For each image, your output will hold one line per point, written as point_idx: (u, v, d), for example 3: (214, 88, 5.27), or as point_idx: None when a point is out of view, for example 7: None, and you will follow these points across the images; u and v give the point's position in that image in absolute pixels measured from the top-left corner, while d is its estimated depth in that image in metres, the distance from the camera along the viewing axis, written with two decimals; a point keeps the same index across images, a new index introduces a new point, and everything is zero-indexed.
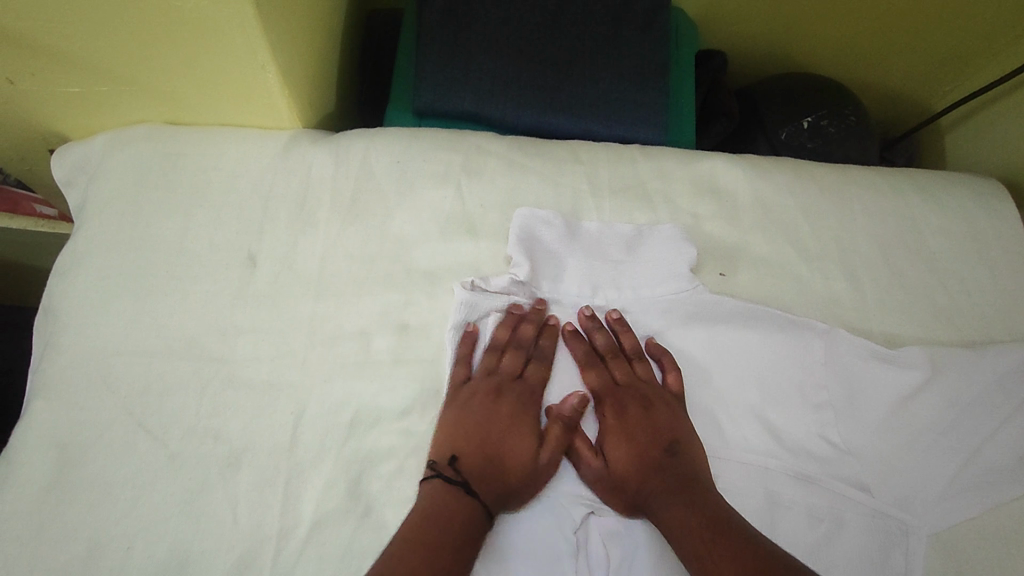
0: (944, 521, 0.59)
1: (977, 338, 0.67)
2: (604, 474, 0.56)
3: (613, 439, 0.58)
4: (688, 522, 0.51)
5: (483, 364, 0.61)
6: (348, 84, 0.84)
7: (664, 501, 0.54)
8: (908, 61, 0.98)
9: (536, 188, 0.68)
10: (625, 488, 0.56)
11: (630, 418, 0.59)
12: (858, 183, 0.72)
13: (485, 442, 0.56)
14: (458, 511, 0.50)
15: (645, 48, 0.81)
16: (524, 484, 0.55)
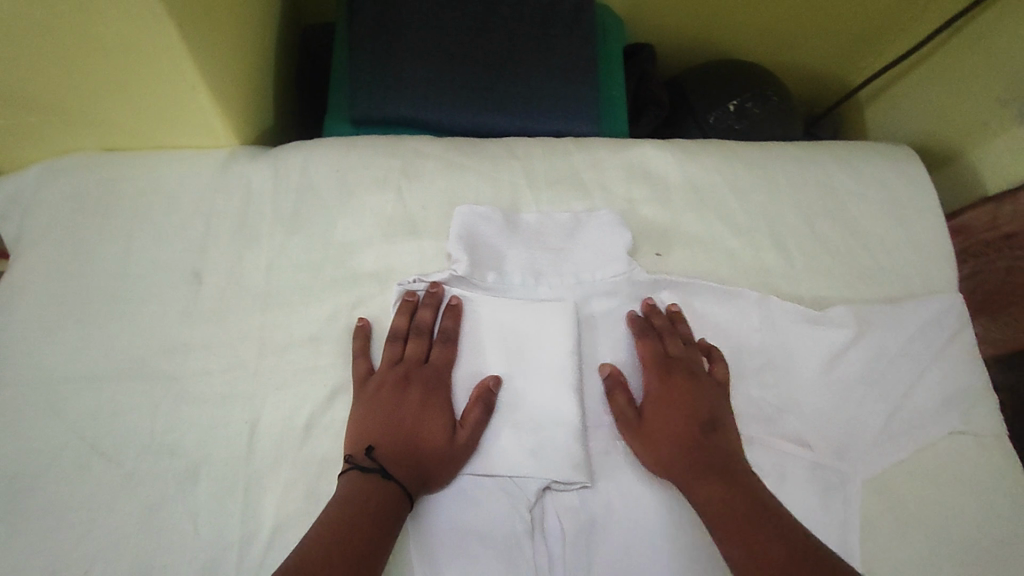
0: (877, 467, 0.63)
1: (900, 293, 0.72)
2: (644, 443, 0.58)
3: (663, 412, 0.59)
4: (727, 509, 0.53)
5: (388, 355, 0.60)
6: (284, 99, 0.84)
7: (704, 483, 0.55)
8: (825, 41, 1.04)
9: (474, 186, 0.70)
10: (663, 464, 0.57)
11: (681, 395, 0.60)
12: (781, 157, 0.76)
13: (398, 431, 0.56)
14: (376, 496, 0.52)
15: (573, 46, 0.84)
16: (442, 464, 0.56)
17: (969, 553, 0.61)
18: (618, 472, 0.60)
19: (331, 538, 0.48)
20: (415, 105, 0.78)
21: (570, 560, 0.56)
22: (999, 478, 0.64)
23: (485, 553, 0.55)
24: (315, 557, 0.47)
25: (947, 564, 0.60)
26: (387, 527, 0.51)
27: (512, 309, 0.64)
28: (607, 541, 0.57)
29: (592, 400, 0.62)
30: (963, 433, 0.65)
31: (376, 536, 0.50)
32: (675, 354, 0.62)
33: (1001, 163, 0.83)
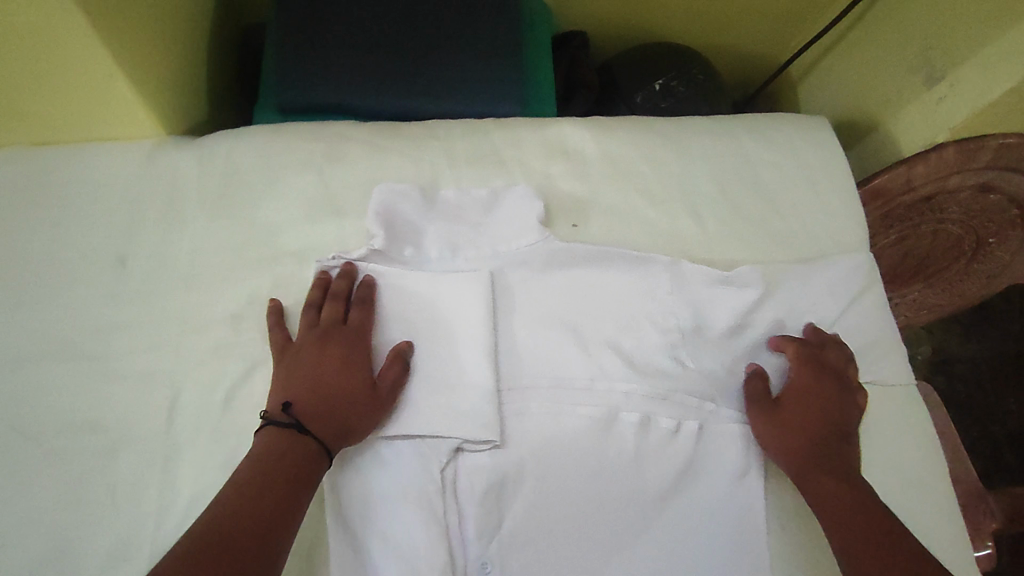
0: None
1: (812, 254, 0.74)
2: (771, 429, 0.62)
3: (800, 409, 0.64)
4: (843, 502, 0.57)
5: (307, 319, 0.62)
6: (216, 91, 0.86)
7: (827, 479, 0.59)
8: (753, 22, 1.07)
9: (394, 166, 0.71)
10: (786, 452, 0.61)
11: (822, 400, 0.64)
12: (697, 129, 0.78)
13: (315, 387, 0.58)
14: (291, 450, 0.54)
15: (497, 32, 0.87)
16: (360, 418, 0.58)
17: None
18: (529, 433, 0.62)
19: (242, 499, 0.50)
20: (340, 92, 0.79)
21: (481, 516, 0.59)
22: (902, 425, 0.68)
23: (397, 512, 0.57)
24: (223, 517, 0.49)
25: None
26: (300, 486, 0.53)
27: (427, 283, 0.66)
28: (518, 496, 0.60)
29: (506, 365, 0.65)
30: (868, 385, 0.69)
31: (289, 494, 0.52)
32: (824, 360, 0.66)
33: (918, 127, 0.88)
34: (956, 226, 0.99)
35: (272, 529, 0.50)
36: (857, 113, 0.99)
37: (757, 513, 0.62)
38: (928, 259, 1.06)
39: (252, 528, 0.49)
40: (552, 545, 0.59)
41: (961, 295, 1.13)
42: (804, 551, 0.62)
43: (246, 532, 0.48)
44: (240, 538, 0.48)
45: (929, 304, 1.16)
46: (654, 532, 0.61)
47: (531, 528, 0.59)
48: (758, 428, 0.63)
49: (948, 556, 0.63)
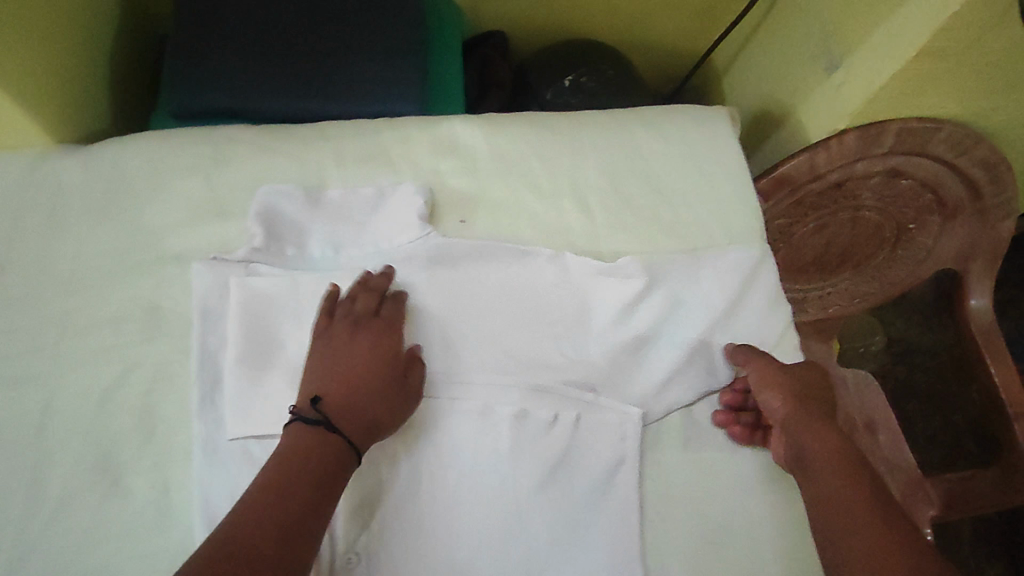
0: (662, 408, 0.68)
1: (701, 244, 0.75)
2: (774, 389, 0.64)
3: (803, 375, 0.66)
4: (838, 460, 0.58)
5: (338, 311, 0.63)
6: (121, 96, 0.86)
7: (825, 432, 0.61)
8: (673, 15, 1.08)
9: (280, 168, 0.72)
10: (785, 412, 0.63)
11: (818, 377, 0.67)
12: (589, 123, 0.78)
13: (347, 381, 0.58)
14: (322, 448, 0.54)
15: (399, 29, 0.86)
16: (388, 414, 0.59)
17: (741, 481, 0.65)
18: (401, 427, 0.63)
19: (263, 507, 0.48)
20: (233, 96, 0.79)
21: (347, 511, 0.60)
22: None
23: None
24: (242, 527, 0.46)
25: (724, 494, 0.65)
26: (324, 491, 0.51)
27: (307, 280, 0.66)
28: (389, 492, 0.61)
29: None
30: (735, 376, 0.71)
31: (311, 499, 0.50)
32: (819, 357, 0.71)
33: (820, 118, 0.89)
34: (874, 213, 0.99)
35: (296, 538, 0.48)
36: (772, 103, 0.99)
37: (628, 501, 0.63)
38: (852, 247, 1.05)
39: (277, 538, 0.47)
40: (419, 539, 0.60)
41: (892, 282, 1.12)
42: (676, 539, 0.63)
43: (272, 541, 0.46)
44: (265, 551, 0.46)
45: (861, 293, 1.15)
46: (522, 524, 0.62)
47: (396, 522, 0.60)
48: (760, 389, 0.65)
49: None
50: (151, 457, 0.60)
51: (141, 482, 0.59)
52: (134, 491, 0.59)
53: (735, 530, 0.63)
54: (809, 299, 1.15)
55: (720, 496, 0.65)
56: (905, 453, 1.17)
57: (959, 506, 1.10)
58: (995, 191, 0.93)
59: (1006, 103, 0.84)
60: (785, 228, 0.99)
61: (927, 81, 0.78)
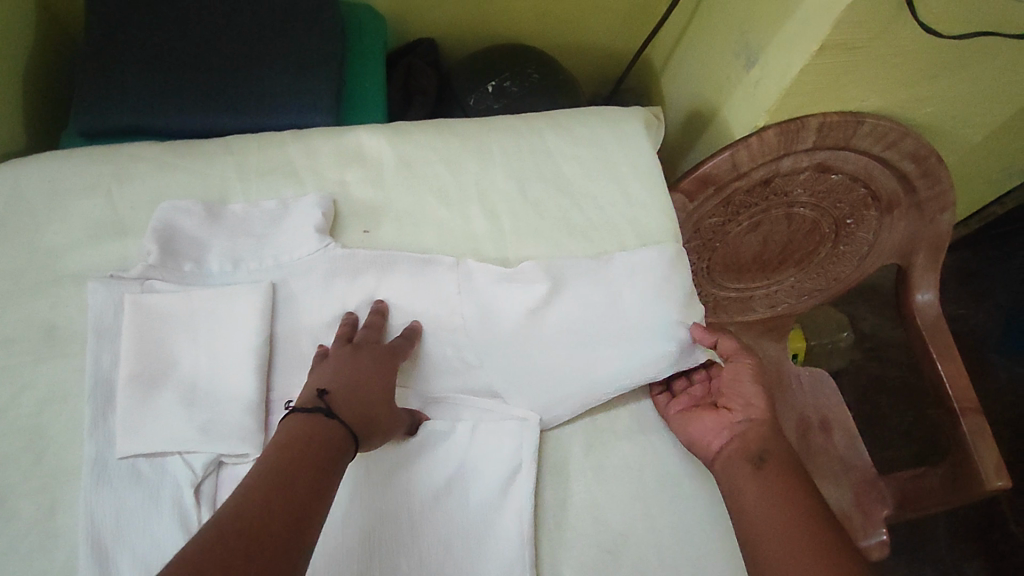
0: (561, 416, 0.67)
1: (610, 247, 0.74)
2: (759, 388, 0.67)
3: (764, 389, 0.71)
4: (792, 467, 0.61)
5: (344, 334, 0.64)
6: (39, 116, 0.87)
7: (781, 440, 0.64)
8: (602, 15, 1.08)
9: (182, 184, 0.71)
10: (763, 410, 0.66)
11: None
12: (498, 129, 0.78)
13: (350, 390, 0.59)
14: (323, 435, 0.55)
15: (313, 39, 0.86)
16: (381, 432, 0.59)
17: (642, 486, 0.64)
18: None
19: (268, 488, 0.49)
20: (139, 114, 0.80)
21: None
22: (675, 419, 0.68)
23: (143, 532, 0.57)
24: (246, 513, 0.47)
25: (624, 500, 0.64)
26: (326, 475, 0.52)
27: (201, 295, 0.66)
28: None
29: (281, 374, 0.65)
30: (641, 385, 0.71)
31: (315, 482, 0.51)
32: None
33: (743, 115, 0.88)
34: (808, 209, 0.98)
35: (303, 522, 0.48)
36: (701, 102, 0.99)
37: (524, 510, 0.61)
38: (791, 245, 1.04)
39: (285, 516, 0.48)
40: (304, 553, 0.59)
41: (837, 278, 1.11)
42: (578, 547, 0.62)
43: (278, 526, 0.47)
44: (273, 526, 0.47)
45: (807, 290, 1.14)
46: (412, 535, 0.60)
47: None
48: (745, 382, 0.68)
49: (731, 546, 0.63)
50: (41, 478, 0.60)
51: (30, 503, 0.59)
52: (21, 512, 0.58)
53: (639, 537, 0.62)
54: (754, 298, 1.15)
55: (622, 502, 0.64)
56: (858, 450, 1.16)
57: (911, 505, 1.07)
58: (928, 184, 0.92)
59: (928, 95, 0.83)
60: (719, 227, 0.98)
61: (840, 75, 0.77)
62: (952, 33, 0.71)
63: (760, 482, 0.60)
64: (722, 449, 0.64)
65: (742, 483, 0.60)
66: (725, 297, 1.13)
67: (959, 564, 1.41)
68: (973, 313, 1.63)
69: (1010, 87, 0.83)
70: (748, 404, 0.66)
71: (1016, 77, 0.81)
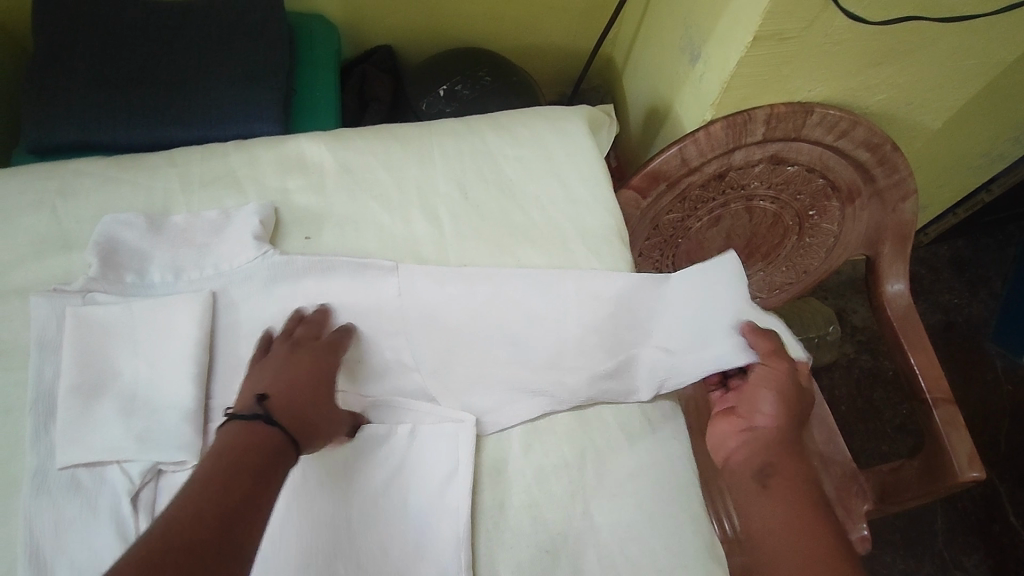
0: (500, 422, 0.66)
1: (552, 245, 0.74)
2: (777, 398, 0.63)
3: (800, 390, 0.66)
4: (802, 491, 0.58)
5: (282, 332, 0.65)
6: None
7: (796, 457, 0.60)
8: (556, 18, 1.09)
9: (126, 197, 0.73)
10: (773, 422, 0.62)
11: (805, 393, 0.66)
12: (439, 133, 0.79)
13: (289, 390, 0.58)
14: (262, 439, 0.53)
15: (262, 53, 0.89)
16: (324, 429, 0.59)
17: (582, 483, 0.64)
18: None
19: (205, 493, 0.48)
20: (87, 131, 0.83)
21: None
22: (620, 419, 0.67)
23: (75, 543, 0.57)
24: (183, 518, 0.45)
25: (565, 498, 0.63)
26: (268, 480, 0.51)
27: (138, 307, 0.66)
28: None
29: (221, 382, 0.65)
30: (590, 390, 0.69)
31: (257, 487, 0.50)
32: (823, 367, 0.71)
33: (692, 110, 0.89)
34: (769, 202, 0.97)
35: (240, 528, 0.47)
36: (654, 99, 0.99)
37: (461, 510, 0.61)
38: (755, 239, 1.04)
39: (220, 521, 0.46)
40: None
41: (806, 271, 1.10)
42: (519, 547, 0.61)
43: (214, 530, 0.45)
44: (208, 532, 0.45)
45: (778, 284, 1.13)
46: (350, 538, 0.60)
47: None
48: (763, 392, 0.64)
49: (674, 543, 0.62)
50: None
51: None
52: None
53: (581, 537, 0.62)
54: None
55: (562, 499, 0.63)
56: (839, 446, 1.13)
57: (891, 499, 1.04)
58: (886, 172, 0.90)
59: (874, 83, 0.83)
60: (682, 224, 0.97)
61: (778, 66, 0.77)
62: (886, 19, 0.70)
63: (761, 503, 0.58)
64: (728, 459, 0.63)
65: (746, 503, 0.59)
66: None
67: (958, 561, 1.37)
68: (969, 304, 1.59)
69: (959, 73, 0.82)
70: (758, 415, 0.63)
71: (963, 62, 0.80)
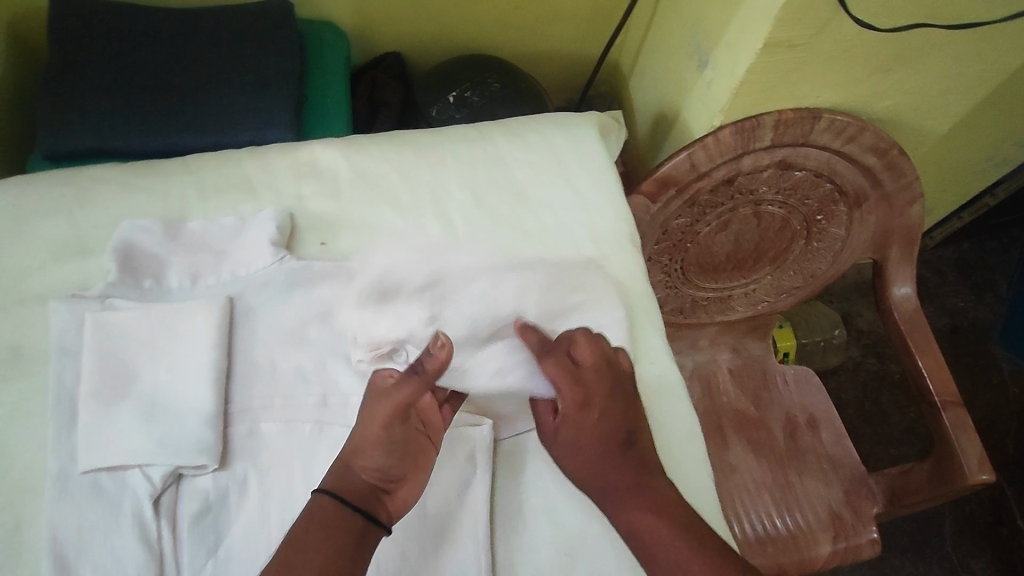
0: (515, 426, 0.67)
1: (565, 251, 0.75)
2: (574, 464, 0.61)
3: (581, 429, 0.61)
4: (647, 533, 0.57)
5: None
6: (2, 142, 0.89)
7: (628, 502, 0.59)
8: (563, 23, 1.10)
9: (143, 204, 0.74)
10: (591, 486, 0.61)
11: (589, 413, 0.62)
12: (451, 139, 0.80)
13: None
14: (339, 525, 0.53)
15: (274, 60, 0.90)
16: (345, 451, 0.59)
17: None
18: (255, 452, 0.63)
19: None
20: (102, 137, 0.83)
21: (195, 542, 0.58)
22: None
23: (98, 547, 0.57)
24: None
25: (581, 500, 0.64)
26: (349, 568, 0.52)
27: (157, 312, 0.67)
28: (239, 517, 0.60)
29: (239, 386, 0.65)
30: None
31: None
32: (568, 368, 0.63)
33: (699, 115, 0.90)
34: (777, 207, 0.98)
35: None
36: (662, 104, 1.00)
37: (480, 512, 0.62)
38: (764, 242, 1.04)
39: None
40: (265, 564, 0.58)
41: (814, 275, 1.10)
42: (537, 549, 0.62)
43: None
44: None
45: (786, 288, 1.12)
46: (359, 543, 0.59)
47: (248, 549, 0.59)
48: (566, 457, 0.62)
49: None
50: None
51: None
52: None
53: (598, 538, 0.62)
54: (733, 297, 1.13)
55: (579, 501, 0.64)
56: (847, 448, 1.14)
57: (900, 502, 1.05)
58: (893, 177, 0.92)
59: (881, 90, 0.84)
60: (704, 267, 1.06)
61: (787, 73, 0.78)
62: (893, 26, 0.71)
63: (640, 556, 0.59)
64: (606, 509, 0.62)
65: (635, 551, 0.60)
66: (703, 297, 1.12)
67: (967, 564, 1.37)
68: (974, 306, 1.60)
69: (965, 79, 0.83)
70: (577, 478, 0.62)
71: (968, 68, 0.81)
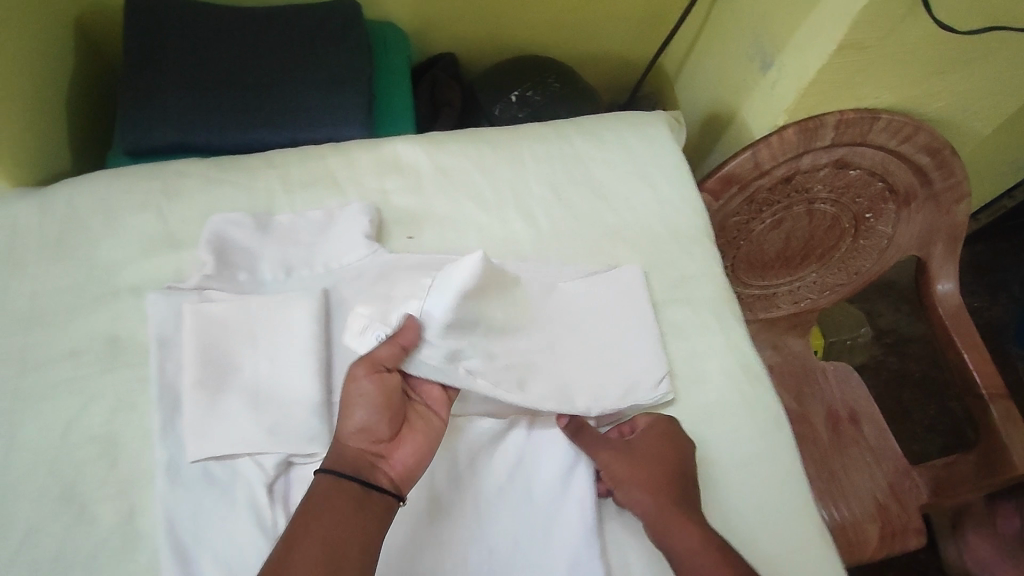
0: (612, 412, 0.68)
1: (645, 244, 0.77)
2: (633, 479, 0.62)
3: (648, 452, 0.64)
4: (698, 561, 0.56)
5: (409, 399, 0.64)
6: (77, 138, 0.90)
7: (684, 525, 0.59)
8: (615, 26, 1.13)
9: (231, 198, 0.74)
10: (645, 503, 0.61)
11: (662, 443, 0.64)
12: (527, 136, 0.82)
13: None
14: (342, 498, 0.53)
15: (344, 58, 0.91)
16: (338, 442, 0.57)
17: None
18: None
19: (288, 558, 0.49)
20: (181, 132, 0.84)
21: None
22: (723, 411, 0.70)
23: (216, 532, 0.58)
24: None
25: None
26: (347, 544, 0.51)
27: (255, 303, 0.68)
28: None
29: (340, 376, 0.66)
30: (697, 384, 0.71)
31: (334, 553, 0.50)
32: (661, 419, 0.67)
33: (760, 115, 0.93)
34: (829, 205, 1.01)
35: None
36: (716, 104, 1.03)
37: (584, 500, 0.63)
38: (813, 240, 1.07)
39: None
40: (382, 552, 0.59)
41: (859, 271, 1.12)
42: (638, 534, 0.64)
43: None
44: None
45: (830, 285, 1.15)
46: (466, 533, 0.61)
47: None
48: (622, 474, 0.63)
49: (782, 529, 0.65)
50: (110, 482, 0.60)
51: (109, 510, 0.59)
52: (100, 518, 0.58)
53: None
54: (778, 294, 1.16)
55: None
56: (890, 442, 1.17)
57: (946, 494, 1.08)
58: (943, 176, 0.95)
59: (937, 91, 0.87)
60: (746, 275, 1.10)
61: (853, 72, 0.81)
62: (961, 28, 0.75)
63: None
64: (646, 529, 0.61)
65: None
66: (750, 295, 1.15)
67: None
68: (991, 306, 1.65)
69: (1016, 80, 0.87)
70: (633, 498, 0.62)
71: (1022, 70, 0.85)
